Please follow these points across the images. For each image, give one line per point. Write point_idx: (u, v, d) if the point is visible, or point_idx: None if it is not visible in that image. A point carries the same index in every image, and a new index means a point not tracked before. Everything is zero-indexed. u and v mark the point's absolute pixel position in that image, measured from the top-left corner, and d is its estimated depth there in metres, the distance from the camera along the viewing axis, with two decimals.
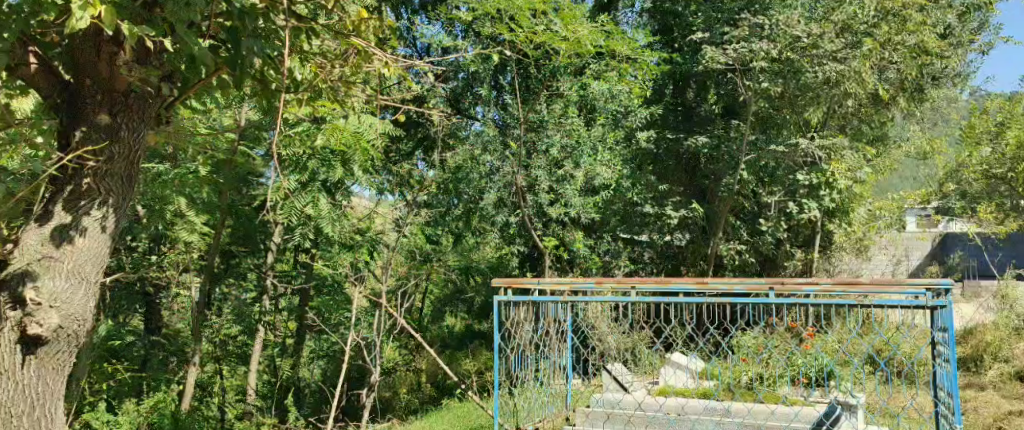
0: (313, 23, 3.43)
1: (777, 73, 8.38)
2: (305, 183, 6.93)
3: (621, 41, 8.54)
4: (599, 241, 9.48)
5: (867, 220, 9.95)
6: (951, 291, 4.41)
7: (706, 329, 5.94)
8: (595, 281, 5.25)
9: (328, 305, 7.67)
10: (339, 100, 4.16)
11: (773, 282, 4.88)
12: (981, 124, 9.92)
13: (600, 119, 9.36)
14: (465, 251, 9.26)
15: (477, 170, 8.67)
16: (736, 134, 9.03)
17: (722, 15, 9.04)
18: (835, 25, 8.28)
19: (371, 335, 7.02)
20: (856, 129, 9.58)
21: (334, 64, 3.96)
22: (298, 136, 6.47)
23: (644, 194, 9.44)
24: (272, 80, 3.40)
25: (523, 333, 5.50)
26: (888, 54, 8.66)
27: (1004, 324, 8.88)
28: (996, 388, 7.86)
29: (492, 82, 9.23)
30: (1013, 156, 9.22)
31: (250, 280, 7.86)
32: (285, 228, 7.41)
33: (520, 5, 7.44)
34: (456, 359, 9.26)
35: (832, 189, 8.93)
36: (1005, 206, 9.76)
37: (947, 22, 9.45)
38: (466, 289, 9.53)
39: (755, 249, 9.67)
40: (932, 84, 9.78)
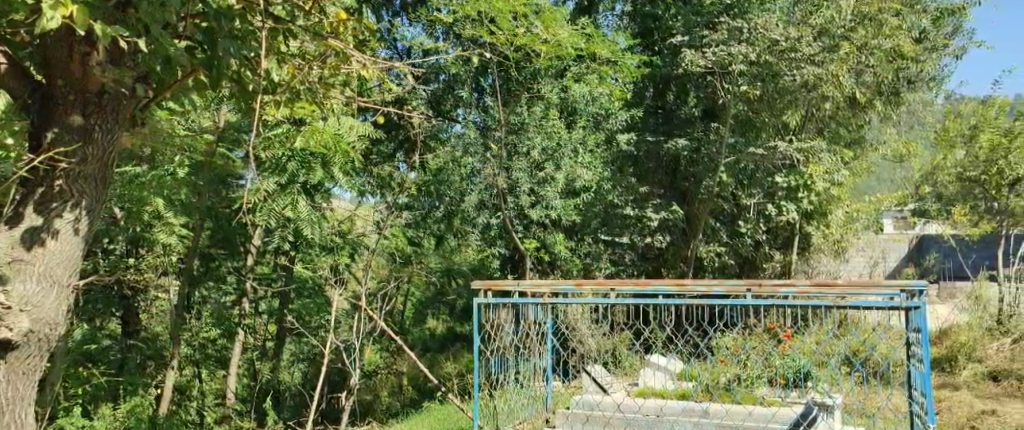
0: (291, 24, 3.49)
1: (756, 76, 8.49)
2: (283, 185, 6.82)
3: (601, 44, 8.59)
4: (580, 243, 9.50)
5: (845, 222, 10.07)
6: (925, 293, 4.48)
7: (685, 331, 5.97)
8: (575, 284, 5.27)
9: (308, 308, 7.77)
10: (319, 103, 4.19)
11: (750, 283, 4.92)
12: (954, 127, 10.06)
13: (581, 120, 9.27)
14: (447, 255, 9.17)
15: (458, 172, 8.71)
16: (715, 137, 9.05)
17: (700, 18, 9.09)
18: (813, 29, 8.30)
19: (351, 337, 7.01)
20: (834, 132, 9.65)
21: (312, 66, 3.96)
22: (278, 139, 6.46)
23: (625, 196, 9.43)
24: (249, 81, 3.35)
25: (502, 336, 5.51)
26: (866, 58, 8.66)
27: (977, 324, 9.02)
28: (970, 388, 7.97)
29: (474, 85, 9.19)
30: (986, 159, 9.38)
31: (228, 283, 7.69)
32: (265, 231, 7.35)
33: (499, 7, 7.42)
34: (436, 361, 9.23)
35: (810, 191, 9.20)
36: (979, 208, 9.92)
37: (921, 26, 9.62)
38: (447, 291, 9.43)
39: (733, 250, 9.76)
40: (909, 88, 9.81)
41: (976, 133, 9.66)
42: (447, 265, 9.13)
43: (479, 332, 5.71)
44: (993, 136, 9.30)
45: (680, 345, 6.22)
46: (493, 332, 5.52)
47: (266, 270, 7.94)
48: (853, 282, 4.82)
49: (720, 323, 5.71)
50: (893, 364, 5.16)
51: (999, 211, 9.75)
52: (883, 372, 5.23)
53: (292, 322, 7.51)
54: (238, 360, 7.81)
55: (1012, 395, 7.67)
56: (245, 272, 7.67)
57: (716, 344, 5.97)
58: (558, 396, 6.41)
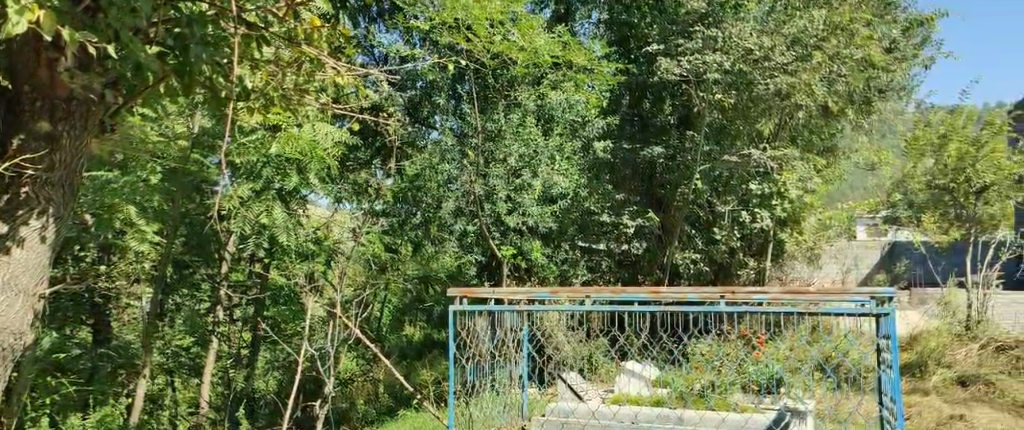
0: (264, 31, 3.46)
1: (729, 85, 8.61)
2: (258, 192, 6.78)
3: (578, 52, 8.65)
4: (557, 250, 9.43)
5: (817, 229, 10.20)
6: (894, 300, 4.57)
7: (660, 337, 6.01)
8: (551, 291, 5.28)
9: (284, 315, 7.70)
10: (293, 109, 4.17)
11: (724, 290, 4.96)
12: (924, 136, 10.05)
13: (558, 128, 9.27)
14: (425, 262, 8.81)
15: (434, 179, 8.71)
16: (691, 145, 9.18)
17: (677, 28, 8.98)
18: (785, 38, 8.40)
19: (327, 344, 6.98)
20: (808, 141, 9.73)
21: (286, 72, 3.96)
22: (253, 145, 6.46)
23: (602, 203, 9.47)
24: (222, 88, 3.31)
25: (478, 343, 5.50)
26: (837, 67, 8.76)
27: (947, 330, 9.16)
28: (940, 393, 8.09)
29: (450, 91, 9.23)
30: (955, 167, 9.64)
31: (204, 290, 7.63)
32: (239, 237, 7.26)
33: (476, 14, 7.45)
34: (413, 368, 9.10)
35: (784, 198, 9.28)
36: (948, 215, 10.03)
37: (891, 36, 9.83)
38: (427, 298, 9.07)
39: (709, 257, 9.80)
40: (879, 96, 10.00)
41: (944, 142, 9.82)
42: (424, 273, 8.72)
43: (455, 339, 5.70)
44: (962, 145, 9.60)
45: (655, 351, 6.25)
46: (469, 340, 5.51)
47: (240, 277, 7.79)
48: (824, 290, 4.87)
49: (695, 330, 5.75)
50: (865, 370, 5.22)
51: (969, 218, 9.87)
52: (856, 377, 5.29)
53: (265, 329, 7.66)
54: (211, 368, 7.71)
55: (979, 400, 7.81)
56: (219, 279, 7.60)
57: (691, 350, 6.01)
58: (534, 402, 6.41)
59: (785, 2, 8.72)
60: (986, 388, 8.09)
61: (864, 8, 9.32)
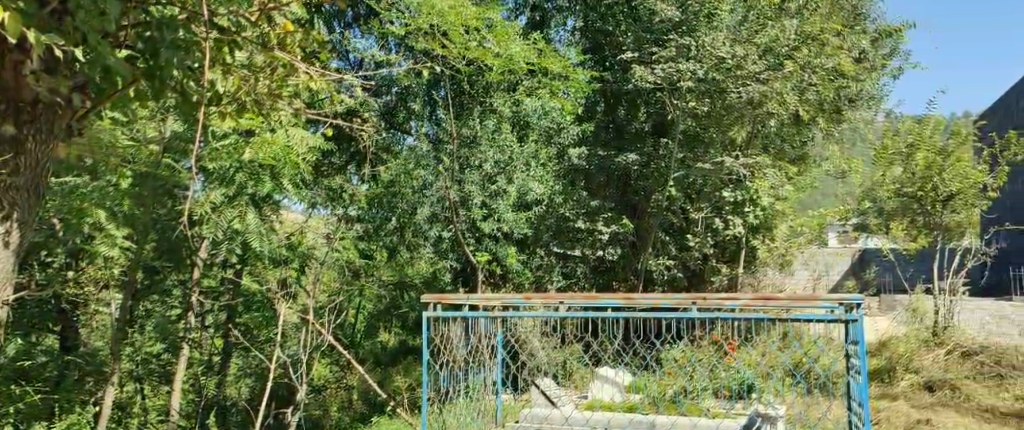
0: (237, 36, 3.45)
1: (702, 93, 8.68)
2: (231, 197, 6.64)
3: (554, 59, 8.68)
4: (532, 256, 9.52)
5: (789, 236, 10.24)
6: (862, 307, 4.64)
7: (634, 343, 6.04)
8: (525, 297, 5.30)
9: (257, 321, 7.69)
10: (266, 114, 4.15)
11: (696, 297, 5.01)
12: (892, 145, 10.22)
13: (533, 134, 9.27)
14: (400, 267, 8.94)
15: (409, 185, 8.66)
16: (665, 152, 9.28)
17: (650, 35, 9.22)
18: (758, 48, 8.51)
19: (298, 351, 6.93)
20: (780, 149, 9.82)
21: (258, 77, 3.93)
22: (226, 150, 6.40)
23: (576, 210, 9.52)
24: (193, 92, 3.31)
25: (452, 349, 5.51)
26: (808, 76, 8.83)
27: (915, 336, 9.29)
28: (907, 398, 8.20)
29: (425, 97, 9.26)
30: (923, 176, 9.83)
31: (175, 296, 7.56)
32: (212, 243, 7.09)
33: (452, 20, 7.43)
34: (387, 374, 9.04)
35: (756, 205, 9.26)
36: (917, 223, 10.17)
37: (862, 47, 10.03)
38: (402, 304, 9.00)
39: (682, 264, 9.86)
40: (848, 106, 10.14)
41: (912, 151, 9.97)
42: (399, 278, 8.90)
43: (428, 346, 5.70)
44: (929, 155, 9.78)
45: (628, 357, 6.29)
46: (443, 346, 5.52)
47: (211, 283, 7.59)
48: (794, 296, 4.94)
49: (667, 336, 5.80)
50: (835, 376, 5.29)
51: (937, 225, 10.08)
52: (826, 383, 5.36)
53: (237, 337, 7.68)
54: (182, 375, 7.64)
55: (945, 405, 7.92)
56: (190, 286, 7.38)
57: (664, 356, 6.05)
58: (508, 408, 6.41)
59: (757, 11, 8.76)
60: (952, 393, 8.20)
61: (833, 19, 9.49)
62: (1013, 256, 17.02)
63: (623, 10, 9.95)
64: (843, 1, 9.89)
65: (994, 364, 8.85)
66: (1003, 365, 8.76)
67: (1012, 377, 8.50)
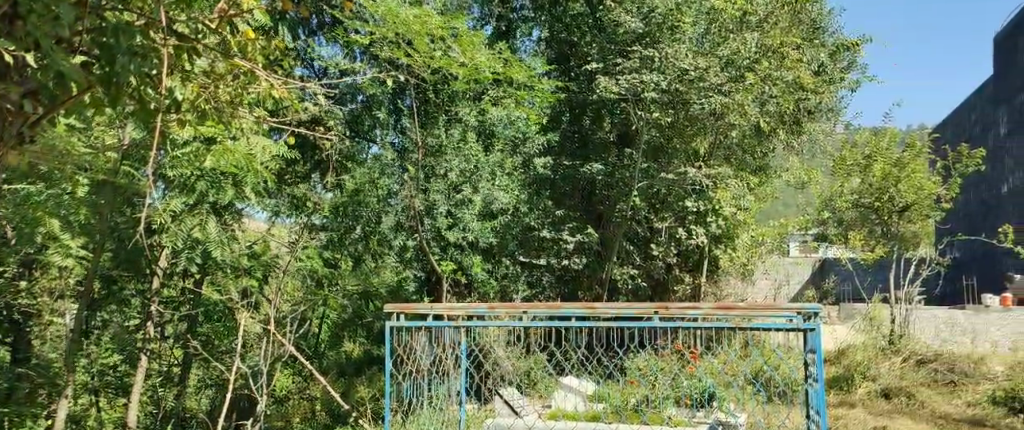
0: (197, 44, 3.41)
1: (666, 104, 8.79)
2: (191, 205, 6.59)
3: (519, 69, 8.71)
4: (498, 265, 9.23)
5: (750, 246, 10.24)
6: (820, 316, 4.78)
7: (597, 353, 6.07)
8: (489, 306, 5.30)
9: (219, 332, 7.67)
10: (228, 122, 4.13)
11: (658, 306, 5.07)
12: (850, 156, 10.46)
13: (499, 143, 9.15)
14: (364, 277, 8.82)
15: (374, 194, 8.64)
16: (629, 162, 9.39)
17: (615, 47, 9.32)
18: (719, 60, 8.62)
19: (259, 362, 6.86)
20: (740, 161, 9.79)
21: (217, 86, 3.88)
22: (186, 158, 6.14)
23: (541, 219, 9.55)
24: (151, 99, 3.27)
25: (415, 359, 5.54)
26: (769, 89, 8.96)
27: (872, 344, 9.46)
28: (864, 405, 8.33)
29: (390, 105, 9.21)
30: (879, 186, 10.04)
31: (134, 307, 7.43)
32: (172, 252, 6.97)
33: (417, 30, 7.42)
34: (351, 385, 8.97)
35: (718, 216, 9.50)
36: (875, 233, 10.41)
37: (820, 60, 10.26)
38: (366, 313, 8.92)
39: (646, 273, 10.15)
40: (807, 118, 10.37)
41: (869, 163, 10.21)
42: (364, 288, 8.78)
43: (391, 356, 5.71)
44: (886, 165, 10.00)
45: (592, 366, 6.33)
46: (406, 355, 5.53)
47: (171, 293, 7.54)
48: (754, 305, 5.03)
49: (631, 345, 5.84)
50: (793, 384, 5.37)
51: (893, 236, 10.32)
52: (785, 390, 5.44)
53: (195, 348, 7.37)
54: (140, 387, 7.48)
55: (902, 412, 8.05)
56: (150, 296, 7.32)
57: (627, 365, 6.11)
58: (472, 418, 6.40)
59: (719, 24, 8.97)
60: (907, 401, 8.35)
61: (792, 33, 9.69)
62: (965, 266, 17.45)
63: (588, 21, 10.22)
64: (802, 14, 10.12)
65: (947, 370, 9.08)
66: (956, 372, 9.00)
67: (964, 385, 8.69)
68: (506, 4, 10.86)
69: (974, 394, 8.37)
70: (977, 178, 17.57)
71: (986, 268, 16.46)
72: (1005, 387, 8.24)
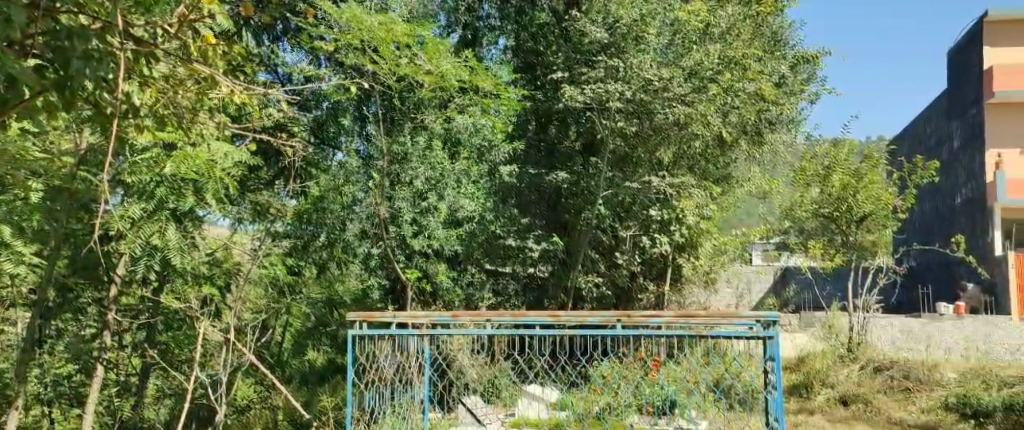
0: (155, 48, 3.40)
1: (631, 113, 8.83)
2: (149, 211, 6.36)
3: (484, 77, 8.70)
4: (463, 273, 9.22)
5: (713, 255, 10.29)
6: (778, 325, 4.89)
7: (561, 361, 6.10)
8: (452, 314, 5.30)
9: (178, 340, 7.58)
10: (187, 128, 4.09)
11: (620, 314, 5.11)
12: (810, 167, 10.64)
13: (464, 152, 9.09)
14: (328, 285, 8.77)
15: (339, 201, 8.49)
16: (595, 171, 9.46)
17: (580, 56, 9.39)
18: (683, 71, 8.73)
19: (218, 371, 6.75)
20: (703, 170, 9.92)
21: (177, 91, 3.84)
22: (146, 164, 6.13)
23: (507, 227, 9.49)
24: (107, 104, 3.25)
25: (378, 368, 5.52)
26: (731, 100, 9.06)
27: (831, 351, 9.60)
28: (823, 412, 8.49)
29: (356, 113, 9.19)
30: (838, 196, 10.34)
31: (91, 316, 7.32)
32: (130, 259, 6.86)
33: (382, 36, 7.38)
34: (313, 395, 8.93)
35: (681, 224, 9.56)
36: (834, 242, 10.70)
37: (781, 73, 10.44)
38: (330, 321, 8.85)
39: (610, 281, 10.08)
40: (768, 129, 10.44)
41: (828, 173, 10.50)
42: (328, 296, 8.73)
43: (354, 365, 5.67)
44: (844, 176, 10.32)
45: (555, 374, 6.35)
46: (370, 365, 5.50)
47: (129, 302, 7.43)
48: (714, 313, 5.11)
49: (594, 353, 5.89)
50: (752, 391, 5.45)
51: (851, 245, 10.60)
52: (744, 397, 5.51)
53: (154, 356, 7.34)
54: (95, 398, 7.35)
55: (859, 418, 8.21)
56: (107, 304, 7.19)
57: (590, 373, 6.14)
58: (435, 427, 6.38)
59: (682, 35, 9.04)
60: (864, 408, 8.48)
61: (753, 45, 9.87)
62: (920, 276, 17.78)
63: (555, 31, 10.33)
64: (764, 27, 10.30)
65: (902, 377, 9.13)
66: (911, 379, 9.06)
67: (918, 391, 8.84)
68: (471, 13, 11.00)
69: (928, 400, 8.54)
70: (931, 190, 17.96)
71: (940, 277, 16.80)
72: (958, 393, 8.42)
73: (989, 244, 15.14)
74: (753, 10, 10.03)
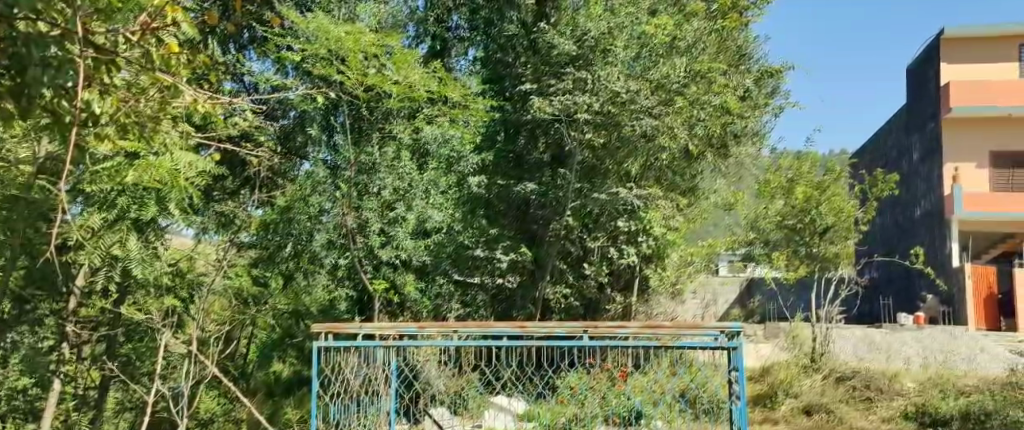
0: (115, 56, 3.37)
1: (601, 126, 8.82)
2: (111, 221, 6.29)
3: (453, 87, 8.67)
4: (431, 284, 9.05)
5: (680, 266, 10.37)
6: (742, 335, 4.97)
7: (528, 373, 6.07)
8: (418, 325, 5.28)
9: (139, 351, 7.53)
10: (151, 137, 4.07)
11: (588, 325, 5.12)
12: (774, 181, 11.04)
13: (433, 161, 9.02)
14: (295, 297, 8.64)
15: (306, 211, 8.35)
16: (564, 182, 9.32)
17: (549, 68, 9.42)
18: (650, 83, 8.76)
19: (181, 384, 6.64)
20: (670, 181, 9.89)
21: (138, 99, 3.84)
22: (105, 174, 5.98)
23: (476, 238, 9.35)
24: (65, 112, 3.20)
25: (344, 380, 5.48)
26: (697, 113, 9.18)
27: (795, 362, 9.75)
28: (787, 422, 8.62)
29: (323, 121, 8.81)
30: (801, 208, 10.79)
31: (48, 327, 7.22)
32: (90, 270, 6.76)
33: (350, 46, 7.38)
34: (278, 407, 8.96)
35: (648, 236, 9.57)
36: (799, 253, 10.93)
37: (746, 87, 10.63)
38: (296, 332, 9.03)
39: (578, 292, 10.17)
40: (735, 142, 10.52)
41: (792, 185, 11.02)
42: (294, 308, 8.68)
43: (320, 378, 5.67)
44: (807, 189, 10.85)
45: (522, 385, 6.30)
46: (335, 377, 5.51)
47: (89, 313, 7.31)
48: (680, 325, 5.14)
49: (561, 364, 5.88)
50: (718, 402, 5.48)
51: (816, 257, 10.89)
52: (711, 408, 5.54)
53: (112, 369, 7.04)
54: (53, 411, 7.24)
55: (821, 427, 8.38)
56: (65, 316, 7.20)
57: (557, 385, 6.13)
58: None
59: (649, 48, 9.02)
60: (827, 417, 8.58)
61: (718, 60, 10.07)
62: (882, 288, 18.04)
63: (523, 43, 10.24)
64: (727, 42, 10.53)
65: (863, 387, 9.25)
66: (872, 389, 9.15)
67: (879, 401, 8.94)
68: (441, 24, 11.35)
69: (888, 409, 8.68)
70: (892, 202, 18.26)
71: (901, 289, 17.05)
72: (917, 403, 8.59)
73: (947, 255, 15.43)
74: (718, 25, 10.24)
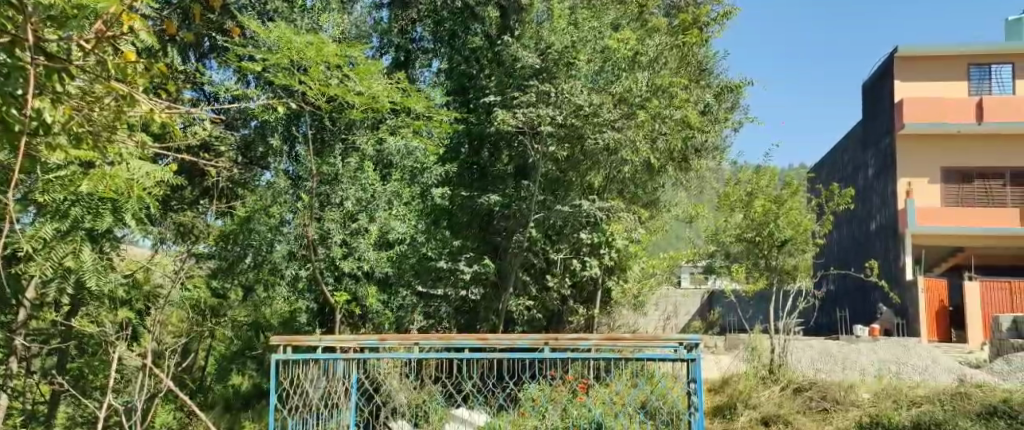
0: (68, 65, 3.31)
1: (563, 138, 8.76)
2: (64, 232, 6.09)
3: (417, 98, 8.60)
4: (394, 296, 8.94)
5: (641, 278, 10.45)
6: (701, 347, 5.07)
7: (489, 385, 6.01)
8: (379, 337, 5.23)
9: (92, 365, 7.41)
10: (106, 142, 4.01)
11: (549, 338, 5.12)
12: (733, 193, 10.94)
13: (396, 174, 8.99)
14: (256, 307, 8.82)
15: (266, 222, 8.38)
16: (526, 194, 9.30)
17: (513, 80, 9.47)
18: (613, 97, 8.77)
19: (134, 398, 6.49)
20: (633, 193, 10.17)
21: (92, 108, 3.78)
22: (60, 183, 5.82)
23: (439, 249, 9.28)
24: (14, 121, 3.15)
25: (302, 393, 5.38)
26: (658, 127, 9.19)
27: (753, 373, 9.87)
28: None
29: (285, 133, 8.94)
30: (760, 221, 10.53)
31: None
32: (41, 282, 6.60)
33: (312, 56, 7.32)
34: (236, 420, 8.80)
35: (610, 248, 9.66)
36: (758, 265, 10.80)
37: (706, 101, 10.80)
38: (256, 344, 9.04)
39: (541, 304, 10.14)
40: (696, 156, 11.00)
41: (751, 199, 10.75)
42: (254, 318, 8.80)
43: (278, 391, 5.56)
44: (765, 202, 10.54)
45: (483, 397, 6.24)
46: (294, 390, 5.38)
47: (40, 325, 7.14)
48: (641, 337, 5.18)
49: (522, 376, 5.85)
50: (677, 413, 5.54)
51: (775, 269, 10.77)
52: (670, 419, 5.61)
53: (62, 383, 6.82)
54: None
55: None
56: (14, 328, 6.89)
57: (518, 395, 6.08)
58: None
59: (612, 62, 9.14)
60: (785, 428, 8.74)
61: (679, 74, 10.24)
62: (839, 300, 18.34)
63: (487, 55, 10.30)
64: (689, 57, 10.69)
65: (821, 398, 9.36)
66: (829, 399, 9.26)
67: (835, 412, 9.05)
68: (405, 35, 11.50)
69: (845, 420, 8.76)
70: (848, 216, 18.64)
71: (857, 301, 17.34)
72: (872, 413, 8.70)
73: (901, 268, 15.76)
74: (679, 41, 10.40)
